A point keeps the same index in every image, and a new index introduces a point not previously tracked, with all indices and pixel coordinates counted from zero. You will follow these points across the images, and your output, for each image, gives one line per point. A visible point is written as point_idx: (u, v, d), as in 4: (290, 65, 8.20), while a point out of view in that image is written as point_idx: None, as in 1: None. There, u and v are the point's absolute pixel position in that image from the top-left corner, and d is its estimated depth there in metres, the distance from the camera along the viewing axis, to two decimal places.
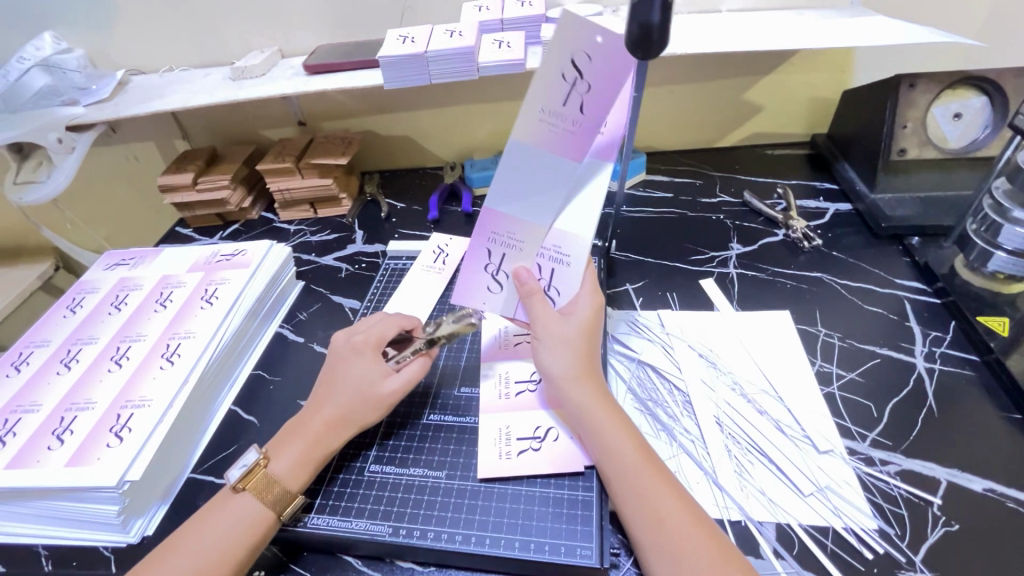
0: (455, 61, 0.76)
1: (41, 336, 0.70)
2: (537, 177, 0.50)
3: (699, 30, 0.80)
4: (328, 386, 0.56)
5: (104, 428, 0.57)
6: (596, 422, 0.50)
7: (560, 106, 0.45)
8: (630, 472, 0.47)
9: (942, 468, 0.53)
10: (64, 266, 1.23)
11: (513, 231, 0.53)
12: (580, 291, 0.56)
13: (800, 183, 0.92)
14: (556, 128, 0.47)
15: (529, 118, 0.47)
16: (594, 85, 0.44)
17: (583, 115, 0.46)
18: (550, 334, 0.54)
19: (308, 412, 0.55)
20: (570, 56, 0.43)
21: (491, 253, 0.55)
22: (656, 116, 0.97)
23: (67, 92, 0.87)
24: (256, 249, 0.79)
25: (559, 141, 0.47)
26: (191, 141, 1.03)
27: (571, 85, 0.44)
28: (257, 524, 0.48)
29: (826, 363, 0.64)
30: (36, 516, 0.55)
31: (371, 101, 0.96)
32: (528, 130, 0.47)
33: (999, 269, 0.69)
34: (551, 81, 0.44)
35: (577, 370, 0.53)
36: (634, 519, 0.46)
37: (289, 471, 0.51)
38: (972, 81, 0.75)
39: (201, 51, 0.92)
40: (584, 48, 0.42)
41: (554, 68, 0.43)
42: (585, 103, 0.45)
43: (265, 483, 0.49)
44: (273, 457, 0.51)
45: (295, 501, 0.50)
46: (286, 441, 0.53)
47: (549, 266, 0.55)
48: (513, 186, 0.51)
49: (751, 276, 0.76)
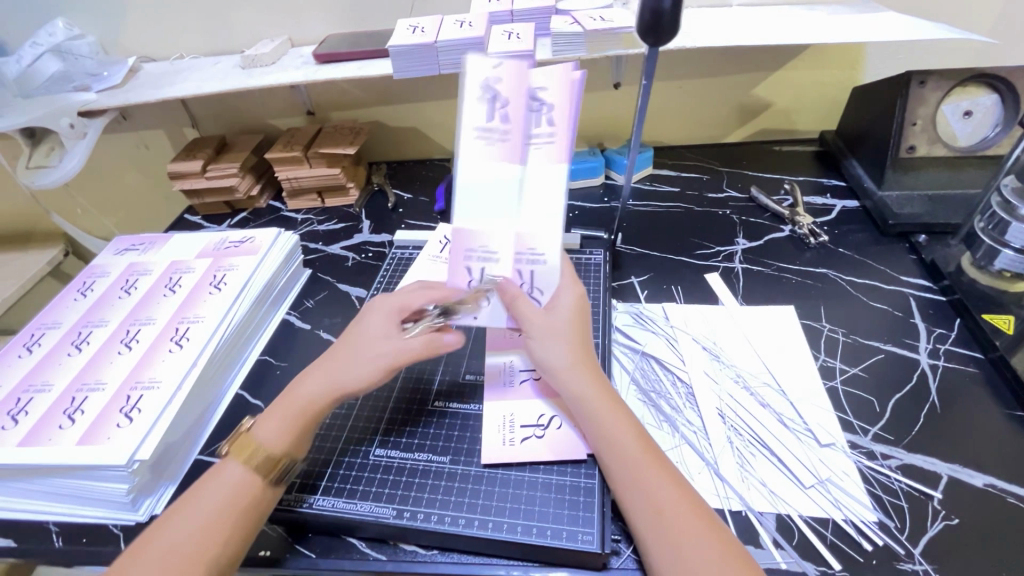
0: (464, 52, 0.76)
1: (52, 318, 0.71)
2: (496, 195, 0.51)
3: (710, 24, 0.80)
4: (345, 350, 0.54)
5: (115, 408, 0.58)
6: (594, 412, 0.51)
7: (488, 123, 0.48)
8: (628, 459, 0.48)
9: (943, 463, 0.54)
10: (73, 251, 1.24)
11: (486, 245, 0.52)
12: (562, 283, 0.56)
13: (807, 180, 0.92)
14: (494, 142, 0.49)
15: (467, 142, 0.49)
16: (512, 98, 0.48)
17: (512, 125, 0.49)
18: (543, 328, 0.54)
19: (303, 380, 0.54)
20: (483, 77, 0.47)
21: (471, 271, 0.53)
22: (664, 110, 0.97)
23: (79, 78, 0.89)
24: (264, 236, 0.80)
25: (503, 155, 0.49)
26: (200, 129, 1.04)
27: (494, 104, 0.48)
28: (252, 489, 0.48)
29: (829, 358, 0.64)
30: (47, 493, 0.56)
31: (379, 91, 0.97)
32: (468, 152, 0.49)
33: (1005, 267, 0.68)
34: (473, 106, 0.48)
35: (575, 360, 0.53)
36: (631, 509, 0.46)
37: (277, 436, 0.50)
38: (983, 79, 0.74)
39: (212, 39, 0.93)
40: (492, 74, 0.48)
41: (470, 91, 0.48)
42: (510, 114, 0.49)
43: (254, 450, 0.50)
44: (258, 426, 0.51)
45: (280, 465, 0.50)
46: (273, 411, 0.53)
47: (528, 268, 0.53)
48: (474, 208, 0.51)
49: (756, 271, 0.76)
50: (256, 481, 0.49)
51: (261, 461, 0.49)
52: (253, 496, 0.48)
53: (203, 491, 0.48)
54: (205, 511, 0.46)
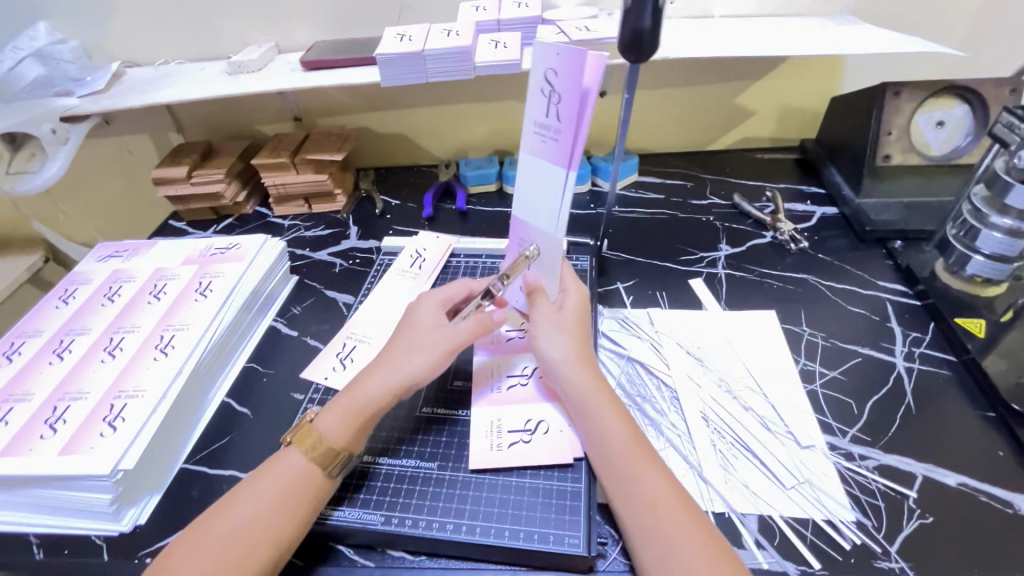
0: (452, 60, 0.77)
1: (33, 326, 0.70)
2: (538, 186, 0.55)
3: (692, 35, 0.82)
4: (400, 341, 0.58)
5: (98, 417, 0.58)
6: (594, 405, 0.52)
7: (543, 120, 0.52)
8: (624, 452, 0.49)
9: (918, 463, 0.55)
10: (54, 258, 1.22)
11: (531, 238, 0.59)
12: (565, 283, 0.61)
13: (788, 187, 0.94)
14: (547, 139, 0.53)
15: (528, 134, 0.54)
16: (564, 93, 0.50)
17: (562, 123, 0.51)
18: (549, 321, 0.57)
19: (368, 375, 0.56)
20: (542, 74, 0.51)
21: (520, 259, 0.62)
22: (648, 119, 0.99)
23: (61, 83, 0.87)
24: (251, 243, 0.80)
25: (549, 152, 0.53)
26: (185, 135, 1.03)
27: (549, 99, 0.51)
28: (315, 478, 0.50)
29: (809, 362, 0.66)
30: (27, 504, 0.56)
31: (367, 97, 0.97)
32: (528, 144, 0.55)
33: (977, 272, 0.71)
34: (535, 99, 0.52)
35: (577, 355, 0.55)
36: (625, 504, 0.47)
37: (335, 429, 0.52)
38: (955, 90, 0.77)
39: (198, 44, 0.93)
40: (551, 65, 0.50)
41: (534, 86, 0.52)
42: (561, 112, 0.51)
43: (316, 441, 0.51)
44: (319, 420, 0.53)
45: (341, 458, 0.51)
46: (334, 403, 0.54)
47: (527, 257, 0.61)
48: (525, 196, 0.57)
49: (739, 277, 0.78)
50: (320, 474, 0.50)
51: (323, 453, 0.51)
52: (317, 487, 0.50)
53: (265, 474, 0.50)
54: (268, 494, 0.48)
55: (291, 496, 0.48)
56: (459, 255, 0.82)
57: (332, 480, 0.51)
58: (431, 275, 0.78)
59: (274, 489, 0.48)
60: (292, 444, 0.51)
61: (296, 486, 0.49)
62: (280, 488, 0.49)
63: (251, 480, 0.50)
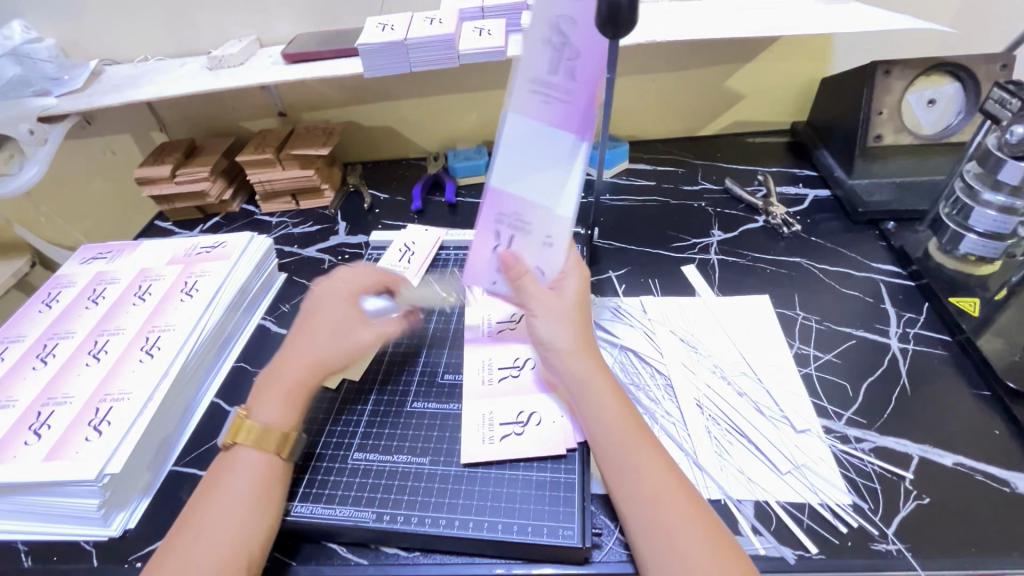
0: (436, 49, 0.75)
1: (15, 331, 0.69)
2: (539, 152, 0.49)
3: (679, 17, 0.80)
4: (306, 330, 0.57)
5: (83, 421, 0.57)
6: (595, 394, 0.51)
7: (548, 76, 0.46)
8: (626, 442, 0.48)
9: (914, 444, 0.55)
10: (39, 262, 1.20)
11: (518, 211, 0.53)
12: (568, 267, 0.57)
13: (780, 170, 0.93)
14: (552, 99, 0.47)
15: (519, 92, 0.47)
16: (581, 48, 0.45)
17: (576, 82, 0.46)
18: (548, 307, 0.55)
19: (287, 354, 0.56)
20: (550, 24, 0.44)
21: (498, 235, 0.54)
22: (638, 105, 0.98)
23: (38, 83, 0.85)
24: (236, 241, 0.78)
25: (555, 114, 0.48)
26: (169, 133, 1.02)
27: (558, 53, 0.45)
28: (274, 465, 0.50)
29: (804, 345, 0.65)
30: (14, 512, 0.55)
31: (352, 90, 0.96)
32: (519, 105, 0.47)
33: (970, 251, 0.70)
34: (538, 50, 0.45)
35: (579, 342, 0.54)
36: (625, 491, 0.46)
37: (277, 415, 0.52)
38: (944, 68, 0.76)
39: (177, 40, 0.91)
40: (566, 14, 0.44)
41: (537, 36, 0.45)
42: (575, 68, 0.46)
43: (260, 433, 0.51)
44: (254, 410, 0.52)
45: (293, 440, 0.52)
46: (261, 393, 0.54)
47: (509, 232, 0.54)
48: (516, 164, 0.50)
49: (731, 262, 0.77)
50: (277, 460, 0.50)
51: (273, 440, 0.51)
52: (280, 472, 0.50)
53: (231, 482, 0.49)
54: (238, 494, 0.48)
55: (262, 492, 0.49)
56: (448, 248, 0.81)
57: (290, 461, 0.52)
58: (422, 268, 0.76)
59: (245, 488, 0.48)
60: (238, 443, 0.51)
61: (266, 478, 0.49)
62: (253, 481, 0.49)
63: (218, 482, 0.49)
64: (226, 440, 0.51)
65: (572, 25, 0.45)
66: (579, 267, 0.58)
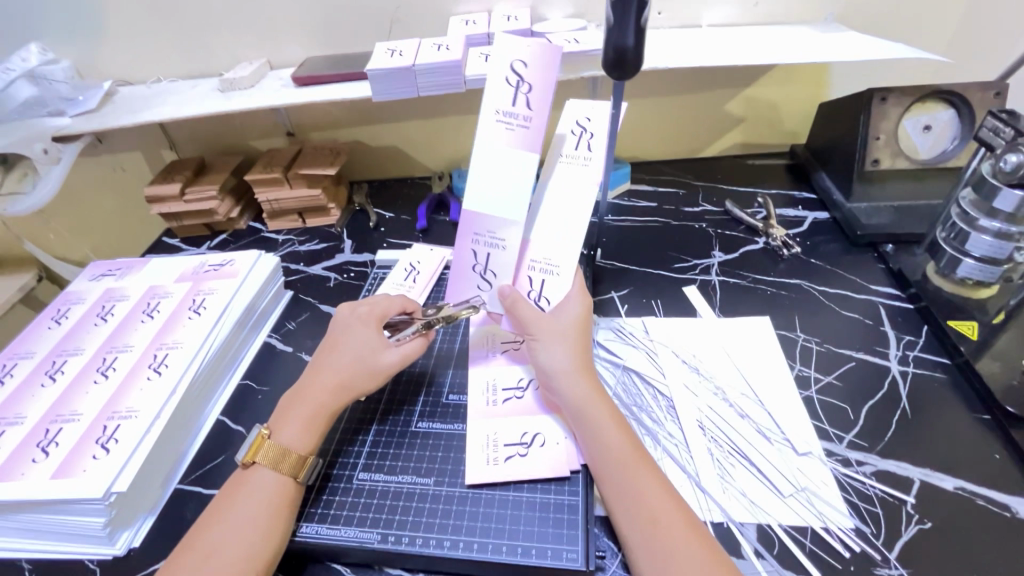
0: (443, 74, 0.77)
1: (25, 347, 0.70)
2: (565, 213, 0.58)
3: (680, 45, 0.82)
4: (333, 352, 0.59)
5: (91, 439, 0.57)
6: (594, 416, 0.52)
7: (574, 151, 0.57)
8: (624, 464, 0.49)
9: (915, 468, 0.55)
10: (47, 276, 1.21)
11: (549, 257, 0.59)
12: (572, 290, 0.59)
13: (779, 193, 0.94)
14: (574, 163, 0.57)
15: (486, 123, 0.53)
16: (596, 131, 0.57)
17: (593, 152, 0.57)
18: (547, 333, 0.56)
19: (311, 377, 0.57)
20: (576, 118, 0.57)
21: (532, 281, 0.59)
22: (639, 127, 0.99)
23: (54, 103, 0.88)
24: (244, 259, 0.79)
25: (580, 174, 0.57)
26: (178, 152, 1.04)
27: (580, 138, 0.57)
28: (287, 487, 0.51)
29: (804, 367, 0.66)
30: (20, 529, 0.55)
31: (360, 112, 0.98)
32: (485, 133, 0.53)
33: (967, 275, 0.71)
34: (564, 139, 0.58)
35: (576, 365, 0.55)
36: (626, 517, 0.47)
37: (297, 437, 0.53)
38: (941, 95, 0.78)
39: (190, 63, 0.93)
40: (582, 117, 0.57)
41: (564, 128, 0.58)
42: (592, 145, 0.57)
43: (278, 454, 0.51)
44: (276, 433, 0.53)
45: (309, 462, 0.52)
46: (288, 415, 0.55)
47: (539, 277, 0.59)
48: (553, 227, 0.59)
49: (732, 283, 0.78)
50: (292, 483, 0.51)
51: (290, 463, 0.51)
52: (291, 497, 0.51)
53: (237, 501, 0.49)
54: (245, 515, 0.48)
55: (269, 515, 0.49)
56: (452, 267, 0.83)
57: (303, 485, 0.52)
58: (426, 287, 0.78)
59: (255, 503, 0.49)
60: (257, 463, 0.51)
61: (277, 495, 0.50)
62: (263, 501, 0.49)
63: (226, 500, 0.50)
64: (246, 458, 0.51)
65: (588, 121, 0.57)
66: (584, 293, 0.60)
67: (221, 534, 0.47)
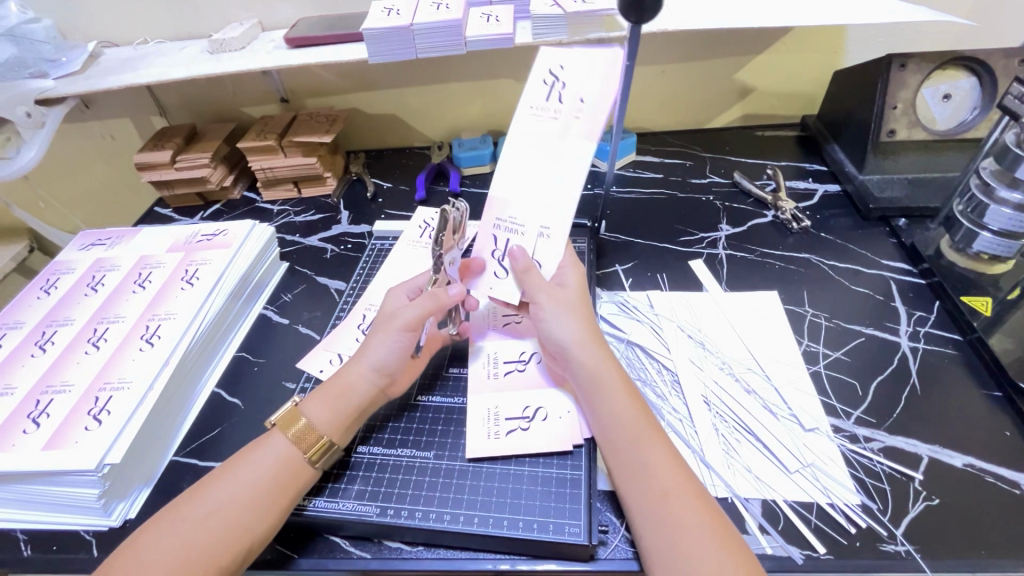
0: (442, 35, 0.73)
1: (13, 318, 0.68)
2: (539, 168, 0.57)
3: (693, 6, 0.78)
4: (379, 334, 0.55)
5: (82, 411, 0.56)
6: (604, 387, 0.51)
7: (544, 103, 0.57)
8: (634, 436, 0.48)
9: (924, 445, 0.54)
10: (39, 247, 1.19)
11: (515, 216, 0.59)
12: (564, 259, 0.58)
13: (789, 165, 0.91)
14: (545, 120, 0.57)
15: (522, 117, 0.57)
16: (569, 81, 0.56)
17: (564, 105, 0.56)
18: (552, 302, 0.55)
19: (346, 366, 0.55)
20: (549, 67, 0.56)
21: (496, 240, 0.59)
22: (646, 95, 0.96)
23: (35, 64, 0.83)
24: (238, 229, 0.77)
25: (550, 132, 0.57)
26: (168, 118, 1.00)
27: (552, 87, 0.56)
28: (297, 469, 0.49)
29: (812, 343, 0.64)
30: (14, 500, 0.54)
31: (356, 76, 0.94)
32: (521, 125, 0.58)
33: (983, 250, 0.69)
34: (536, 87, 0.57)
35: (586, 335, 0.53)
36: (633, 489, 0.46)
37: (322, 416, 0.51)
38: (961, 62, 0.74)
39: (177, 22, 0.89)
40: (557, 63, 0.56)
41: (538, 75, 0.56)
42: (564, 96, 0.56)
43: (302, 430, 0.50)
44: (304, 404, 0.52)
45: (326, 447, 0.50)
46: (320, 392, 0.53)
47: (505, 236, 0.59)
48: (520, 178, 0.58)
49: (739, 257, 0.76)
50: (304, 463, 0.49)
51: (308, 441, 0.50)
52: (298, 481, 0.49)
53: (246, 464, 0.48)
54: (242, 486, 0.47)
55: (255, 510, 0.46)
56: None
57: (318, 470, 0.50)
58: None
59: (255, 475, 0.47)
60: (275, 428, 0.50)
61: (264, 493, 0.47)
62: (239, 496, 0.46)
63: (223, 472, 0.48)
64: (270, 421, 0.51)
65: (562, 67, 0.56)
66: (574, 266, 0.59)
67: (210, 499, 0.46)
